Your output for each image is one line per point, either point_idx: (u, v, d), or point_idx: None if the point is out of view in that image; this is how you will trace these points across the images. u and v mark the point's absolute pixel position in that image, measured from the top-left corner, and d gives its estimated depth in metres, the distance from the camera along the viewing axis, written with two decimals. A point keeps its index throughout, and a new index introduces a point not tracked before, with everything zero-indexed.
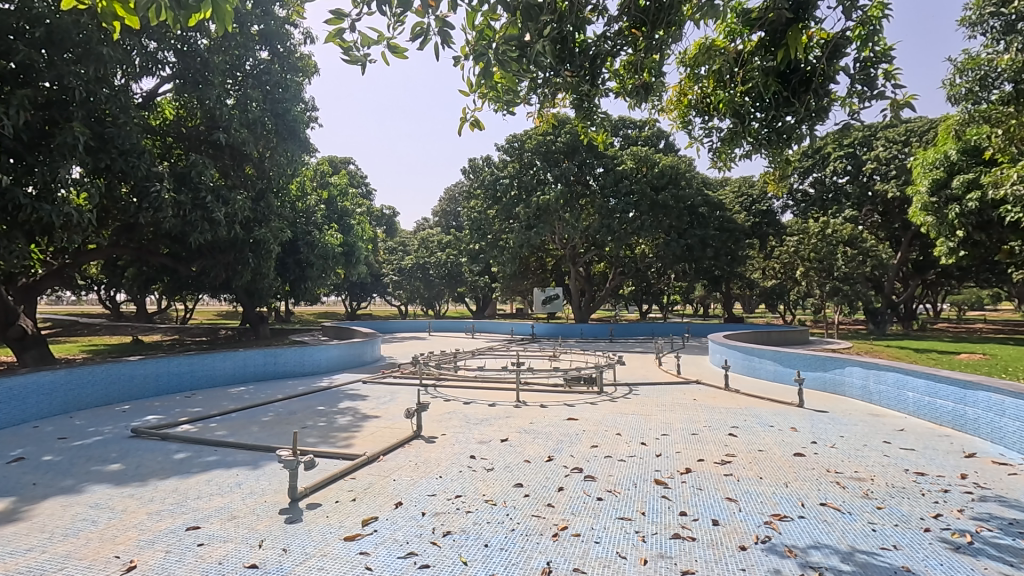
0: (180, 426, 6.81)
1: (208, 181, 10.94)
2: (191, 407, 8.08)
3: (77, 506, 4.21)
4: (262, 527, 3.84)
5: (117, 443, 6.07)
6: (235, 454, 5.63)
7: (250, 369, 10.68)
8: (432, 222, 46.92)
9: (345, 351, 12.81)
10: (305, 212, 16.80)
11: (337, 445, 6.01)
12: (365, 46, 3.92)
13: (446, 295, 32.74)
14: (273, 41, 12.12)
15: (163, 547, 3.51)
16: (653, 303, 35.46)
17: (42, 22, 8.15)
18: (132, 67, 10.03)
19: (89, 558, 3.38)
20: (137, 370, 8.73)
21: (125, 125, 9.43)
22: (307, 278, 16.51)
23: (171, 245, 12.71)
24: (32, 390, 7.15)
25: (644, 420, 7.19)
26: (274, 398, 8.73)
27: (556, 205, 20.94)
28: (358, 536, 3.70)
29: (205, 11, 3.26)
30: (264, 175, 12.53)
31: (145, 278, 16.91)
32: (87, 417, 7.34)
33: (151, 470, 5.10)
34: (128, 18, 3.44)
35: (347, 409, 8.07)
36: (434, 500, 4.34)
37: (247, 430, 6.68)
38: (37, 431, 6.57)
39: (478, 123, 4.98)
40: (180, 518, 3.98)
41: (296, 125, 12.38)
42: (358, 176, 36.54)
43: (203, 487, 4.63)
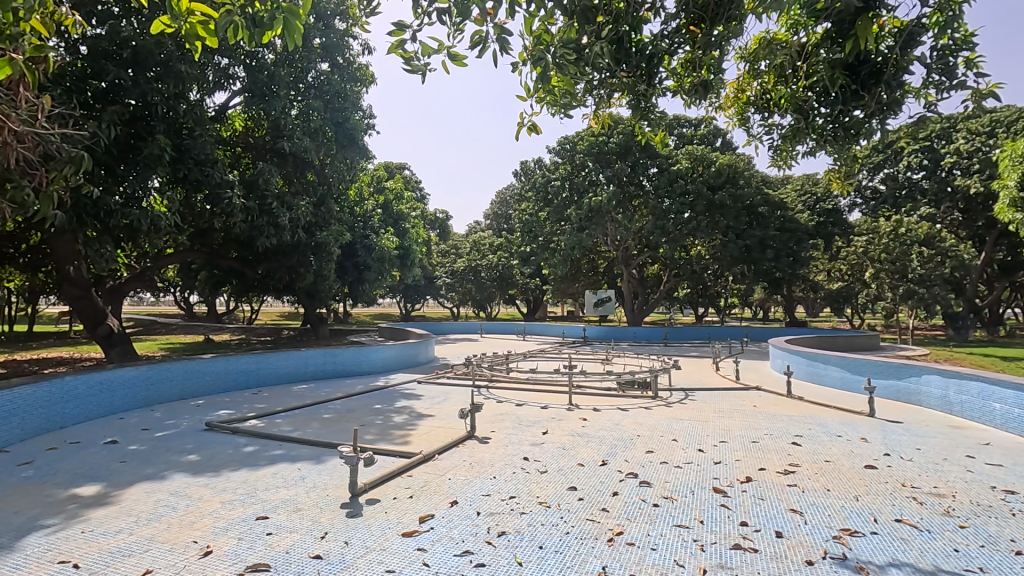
0: (249, 421, 7.20)
1: (274, 188, 11.53)
2: (258, 403, 8.52)
3: (159, 493, 4.53)
4: (325, 520, 4.00)
5: (191, 435, 6.47)
6: (299, 449, 5.89)
7: (311, 367, 11.14)
8: (484, 224, 47.47)
9: (400, 352, 13.15)
10: (362, 216, 17.36)
11: (394, 443, 6.17)
12: (425, 55, 4.02)
13: (498, 297, 32.95)
14: (334, 53, 12.66)
15: (235, 535, 3.72)
16: (709, 306, 34.45)
17: (128, 44, 8.75)
18: (206, 83, 10.72)
19: (170, 541, 3.62)
20: (209, 368, 9.28)
21: (200, 137, 10.09)
22: (365, 281, 17.01)
23: (239, 249, 13.38)
24: (118, 384, 7.74)
25: (700, 426, 7.01)
26: (334, 396, 9.08)
27: (608, 206, 20.73)
28: (415, 532, 3.79)
29: (277, 28, 3.37)
30: (324, 181, 13.16)
31: (216, 281, 18.02)
32: (166, 410, 7.89)
33: (224, 461, 5.42)
34: (207, 38, 3.61)
35: (403, 408, 8.29)
36: (489, 500, 4.39)
37: (309, 426, 6.99)
38: (123, 422, 7.12)
39: (535, 127, 4.99)
40: (249, 508, 4.20)
41: (354, 132, 12.85)
42: (413, 180, 37.42)
43: (270, 479, 4.88)
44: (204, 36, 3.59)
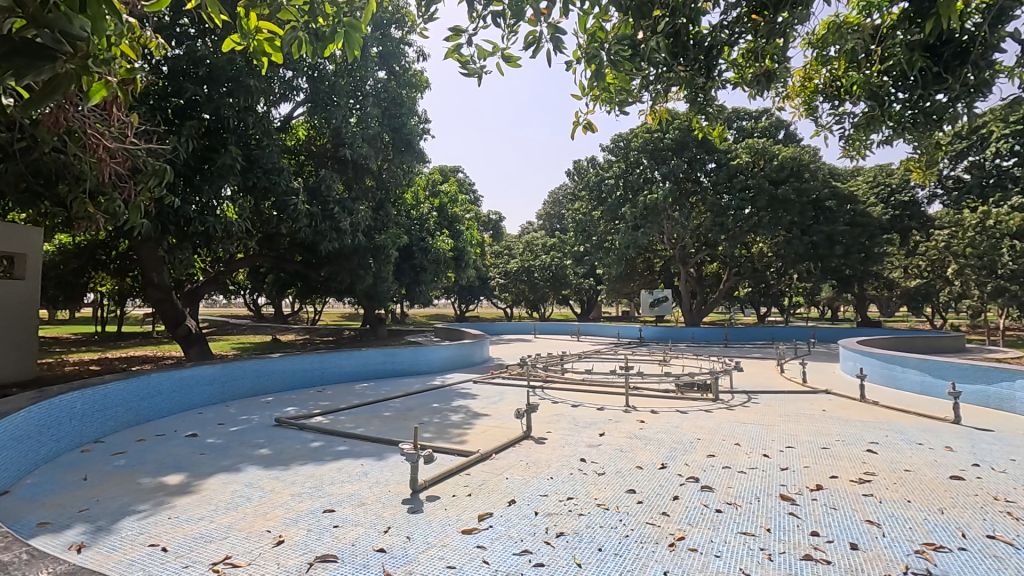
0: (315, 417, 7.52)
1: (335, 194, 12.00)
2: (322, 401, 8.88)
3: (235, 484, 4.81)
4: (388, 514, 4.13)
5: (263, 430, 6.83)
6: (362, 446, 6.10)
7: (371, 367, 11.50)
8: (536, 225, 47.52)
9: (455, 352, 13.38)
10: (419, 219, 17.77)
11: (452, 442, 6.27)
12: (481, 59, 4.08)
13: (551, 297, 32.87)
14: (390, 61, 12.98)
15: (304, 526, 3.89)
16: (772, 306, 33.04)
17: (203, 63, 9.34)
18: (272, 95, 11.25)
19: (246, 529, 3.83)
20: (277, 366, 9.76)
21: (267, 147, 10.62)
22: (421, 282, 17.40)
23: (304, 253, 13.96)
24: (196, 381, 8.26)
25: (765, 430, 6.74)
26: (394, 394, 9.34)
27: (664, 204, 20.26)
28: (475, 529, 3.84)
29: (337, 41, 3.50)
30: (382, 185, 13.64)
31: (282, 283, 18.93)
32: (240, 406, 8.37)
33: (292, 456, 5.69)
34: (274, 55, 3.80)
35: (460, 407, 8.43)
36: (546, 500, 4.40)
37: (371, 423, 7.23)
38: (201, 417, 7.60)
39: (590, 125, 4.96)
40: (317, 501, 4.39)
41: (411, 138, 13.19)
42: (467, 182, 37.94)
43: (336, 474, 5.08)
44: (272, 54, 3.78)
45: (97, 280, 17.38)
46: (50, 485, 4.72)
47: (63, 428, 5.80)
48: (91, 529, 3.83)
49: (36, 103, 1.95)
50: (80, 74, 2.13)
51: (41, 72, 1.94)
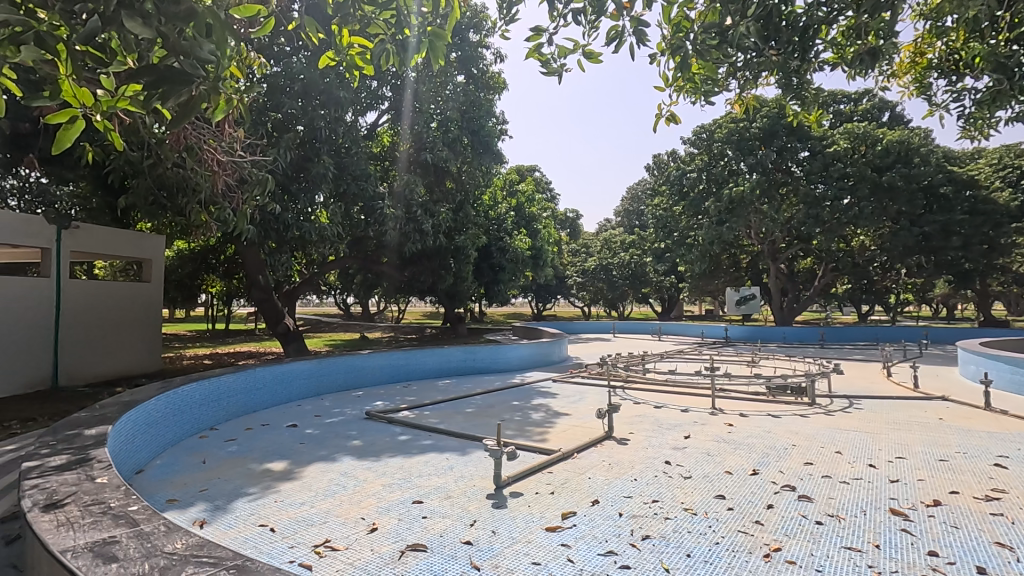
0: (402, 412, 7.85)
1: (418, 197, 12.48)
2: (408, 396, 9.24)
3: (332, 472, 5.13)
4: (473, 508, 4.23)
5: (355, 423, 7.23)
6: (447, 440, 6.30)
7: (453, 364, 11.83)
8: (615, 222, 46.73)
9: (534, 350, 13.48)
10: (497, 219, 18.03)
11: (533, 440, 6.32)
12: (561, 57, 4.07)
13: (630, 296, 32.16)
14: (469, 65, 13.24)
15: (395, 515, 4.07)
16: (876, 304, 30.38)
17: (299, 78, 10.03)
18: (360, 104, 11.84)
19: (343, 515, 4.08)
20: (367, 363, 10.29)
21: (356, 154, 11.20)
22: (500, 281, 17.64)
23: (389, 255, 14.55)
24: (295, 375, 8.88)
25: (869, 438, 6.22)
26: (475, 391, 9.55)
27: (751, 196, 19.24)
28: (559, 527, 3.85)
29: (423, 50, 3.63)
30: (462, 187, 14.00)
31: (369, 284, 19.91)
32: (333, 399, 8.90)
33: (382, 448, 5.98)
34: (366, 67, 4.04)
35: (540, 405, 8.48)
36: (630, 502, 4.32)
37: (454, 419, 7.45)
38: (300, 409, 8.17)
39: (673, 117, 4.80)
40: (407, 492, 4.58)
41: (489, 139, 13.51)
42: (544, 182, 38.02)
43: (423, 467, 5.28)
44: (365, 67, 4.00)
45: (210, 282, 19.12)
46: (176, 466, 5.27)
47: (186, 415, 6.45)
48: (211, 507, 4.23)
49: (176, 117, 2.36)
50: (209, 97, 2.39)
51: (179, 94, 2.34)
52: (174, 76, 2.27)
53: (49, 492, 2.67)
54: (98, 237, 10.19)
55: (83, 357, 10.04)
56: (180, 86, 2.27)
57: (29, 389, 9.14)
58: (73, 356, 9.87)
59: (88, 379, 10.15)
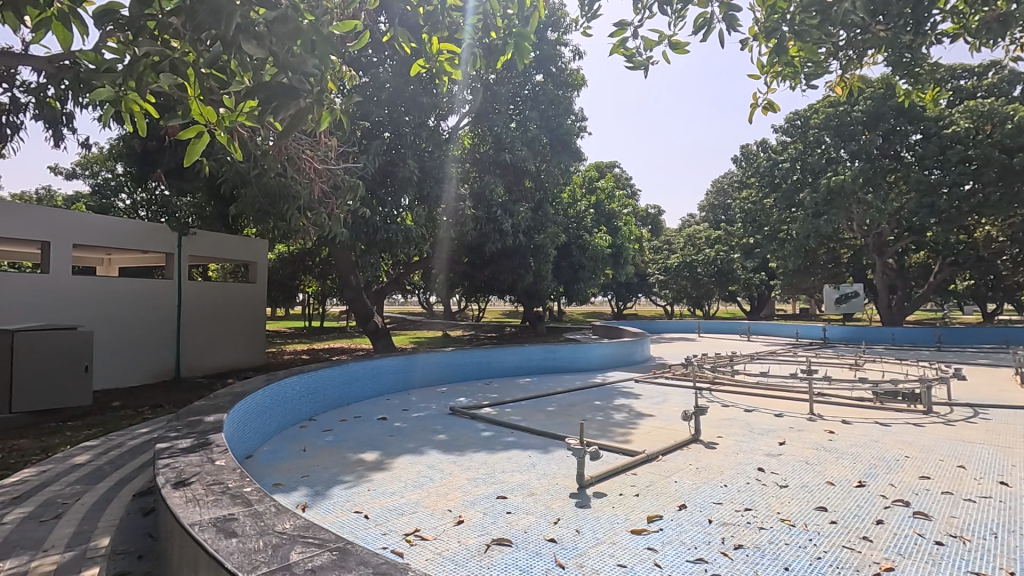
0: (484, 408, 8.01)
1: (498, 197, 12.68)
2: (490, 393, 9.41)
3: (420, 464, 5.33)
4: (556, 506, 4.23)
5: (440, 418, 7.47)
6: (528, 438, 6.35)
7: (533, 362, 11.88)
8: (698, 218, 44.96)
9: (615, 350, 13.25)
10: (576, 218, 17.92)
11: (616, 440, 6.20)
12: (647, 49, 3.97)
13: (716, 294, 30.79)
14: (547, 64, 13.27)
15: (480, 509, 4.16)
16: (1006, 302, 27.04)
17: (385, 88, 10.53)
18: (442, 108, 12.18)
19: (431, 506, 4.22)
20: (450, 360, 10.56)
21: (439, 157, 11.55)
22: (579, 280, 17.52)
23: (470, 255, 14.82)
24: (384, 371, 9.30)
25: (999, 453, 5.54)
26: (556, 390, 9.55)
27: (853, 184, 17.63)
28: (644, 530, 3.76)
29: (509, 51, 3.68)
30: (541, 186, 14.07)
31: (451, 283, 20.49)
32: (419, 395, 9.25)
33: (467, 443, 6.13)
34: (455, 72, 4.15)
35: (621, 406, 8.33)
36: (720, 509, 4.14)
37: (535, 417, 7.49)
38: (388, 403, 8.55)
39: (770, 106, 4.56)
40: (491, 487, 4.67)
41: (568, 137, 13.59)
42: (624, 178, 37.27)
43: (506, 463, 5.35)
44: (452, 72, 4.12)
45: (307, 282, 20.51)
46: (280, 453, 5.69)
47: (288, 406, 6.95)
48: (311, 492, 4.54)
49: (287, 129, 2.52)
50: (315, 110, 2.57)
51: (289, 107, 2.49)
52: (285, 91, 2.42)
53: (177, 471, 2.97)
54: (212, 241, 11.25)
55: (200, 351, 11.12)
56: (291, 100, 2.41)
57: (156, 379, 10.25)
58: (193, 350, 10.95)
59: (205, 371, 11.22)
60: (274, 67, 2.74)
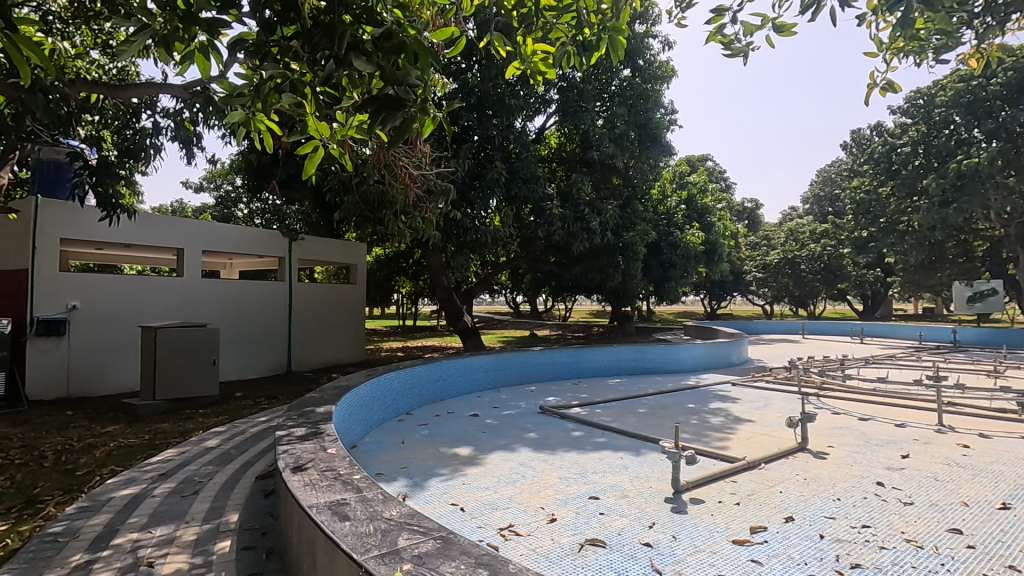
0: (574, 408, 7.98)
1: (585, 196, 12.58)
2: (579, 393, 9.36)
3: (512, 461, 5.41)
4: (651, 510, 4.13)
5: (530, 416, 7.55)
6: (620, 439, 6.25)
7: (623, 363, 11.66)
8: (801, 210, 41.88)
9: (710, 351, 12.68)
10: (666, 214, 17.35)
11: (714, 446, 5.93)
12: (747, 35, 3.76)
13: (823, 292, 28.50)
14: (635, 57, 13.00)
15: (573, 508, 4.15)
16: None
17: (473, 92, 10.82)
18: (528, 109, 12.29)
19: (524, 503, 4.28)
20: (539, 359, 10.63)
21: (526, 158, 11.66)
22: (671, 278, 16.94)
23: (557, 254, 14.81)
24: (476, 368, 9.55)
25: None
26: (647, 391, 9.30)
27: (989, 168, 15.62)
28: (747, 541, 3.57)
29: (601, 47, 3.66)
30: (629, 183, 13.78)
31: (538, 283, 20.60)
32: (509, 393, 9.39)
33: (557, 442, 6.14)
34: (547, 72, 4.17)
35: (718, 410, 7.95)
36: (833, 524, 3.83)
37: (627, 418, 7.34)
38: (479, 400, 8.76)
39: (891, 86, 4.15)
40: (582, 486, 4.64)
41: (657, 131, 13.15)
42: (717, 171, 35.56)
43: (597, 463, 5.30)
44: (544, 71, 4.15)
45: (401, 283, 21.51)
46: (382, 444, 6.01)
47: (388, 400, 7.33)
48: (411, 483, 4.77)
49: (393, 139, 2.66)
50: (416, 117, 2.72)
51: (395, 118, 2.62)
52: (391, 103, 2.55)
53: (296, 457, 3.24)
54: (318, 245, 12.14)
55: (308, 347, 12.01)
56: (396, 111, 2.55)
57: (272, 372, 11.22)
58: (302, 346, 11.86)
59: (313, 366, 12.12)
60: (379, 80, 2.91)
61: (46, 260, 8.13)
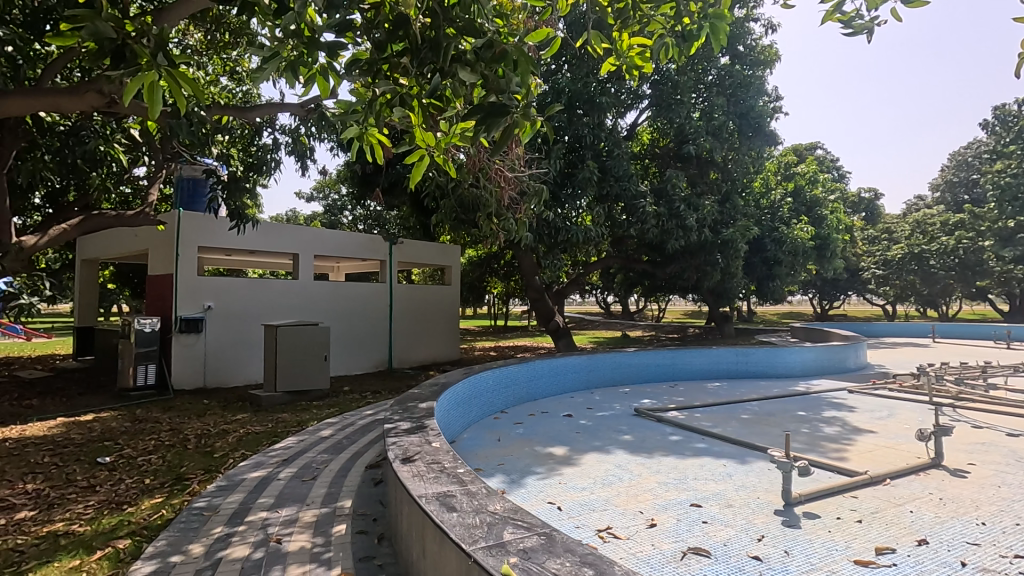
0: (671, 411, 7.72)
1: (681, 191, 12.15)
2: (676, 396, 9.03)
3: (608, 463, 5.35)
4: (760, 522, 3.90)
5: (625, 418, 7.41)
6: (722, 446, 5.96)
7: (723, 366, 11.10)
8: (930, 199, 37.54)
9: (821, 355, 11.74)
10: (770, 208, 16.29)
11: (829, 457, 5.48)
12: (871, 10, 3.44)
13: (957, 291, 25.34)
14: (735, 43, 12.41)
15: (674, 514, 4.02)
16: None
17: (565, 92, 10.84)
18: (620, 106, 12.08)
19: (622, 506, 4.21)
20: (633, 360, 10.40)
21: (618, 156, 11.48)
22: (776, 277, 15.87)
23: (650, 252, 14.41)
24: (568, 369, 9.53)
25: None
26: (750, 396, 8.79)
27: None
28: (872, 563, 3.27)
29: (703, 36, 3.58)
30: (729, 177, 13.11)
31: (630, 282, 20.15)
32: (602, 394, 9.28)
33: (654, 446, 5.98)
34: (644, 66, 4.09)
35: (833, 418, 7.33)
36: (978, 551, 3.40)
37: (729, 424, 6.99)
38: (572, 400, 8.74)
39: None
40: (683, 493, 4.48)
41: (761, 120, 12.52)
42: (828, 160, 32.82)
43: (698, 470, 5.10)
44: (641, 66, 4.08)
45: (493, 284, 21.95)
46: (479, 440, 6.19)
47: (484, 397, 7.53)
48: (508, 479, 4.86)
49: (497, 145, 2.74)
50: (520, 123, 2.80)
51: (498, 124, 2.69)
52: (495, 110, 2.63)
53: (403, 449, 3.42)
54: (416, 248, 12.73)
55: (408, 346, 12.62)
56: (499, 117, 2.62)
57: (375, 369, 11.91)
58: (403, 344, 12.47)
59: (412, 363, 12.71)
60: (480, 87, 3.00)
61: (187, 266, 9.22)
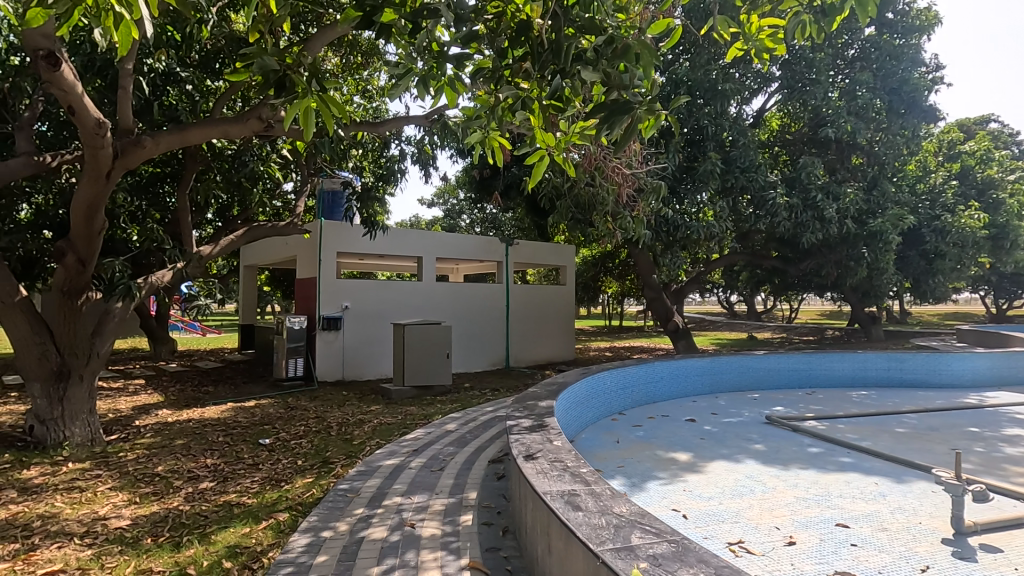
0: (809, 421, 7.06)
1: (818, 179, 11.07)
2: (814, 404, 8.24)
3: (737, 473, 5.02)
4: (923, 550, 3.43)
5: (755, 426, 6.91)
6: (873, 462, 5.33)
7: (870, 372, 9.93)
8: None
9: (999, 363, 10.04)
10: (930, 193, 14.27)
11: (1013, 483, 4.67)
12: None
13: None
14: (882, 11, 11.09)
15: (816, 534, 3.68)
16: None
17: (684, 82, 10.39)
18: (745, 91, 11.31)
19: (755, 520, 3.93)
20: (762, 364, 9.67)
21: (744, 145, 10.77)
22: (937, 272, 13.85)
23: (781, 247, 13.30)
24: (690, 371, 9.11)
25: None
26: (907, 408, 7.76)
27: None
28: None
29: (848, 7, 3.25)
30: (876, 160, 11.70)
31: (757, 280, 18.75)
32: (728, 399, 8.73)
33: (790, 457, 5.50)
34: (777, 47, 3.78)
35: (1017, 437, 6.24)
36: None
37: (880, 438, 6.23)
38: (695, 404, 8.33)
39: None
40: (827, 511, 4.08)
41: (917, 94, 11.00)
42: (1006, 134, 28.00)
43: (844, 487, 4.61)
44: (775, 47, 3.79)
45: (608, 283, 21.61)
46: (597, 441, 6.13)
47: (601, 398, 7.44)
48: (629, 482, 4.76)
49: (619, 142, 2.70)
50: (643, 118, 2.74)
51: (620, 122, 2.66)
52: (617, 107, 2.61)
53: (526, 446, 3.49)
54: (531, 249, 12.93)
55: (524, 345, 12.86)
56: (621, 114, 2.59)
57: (493, 367, 12.28)
58: (519, 343, 12.73)
59: (528, 362, 12.92)
60: (599, 85, 2.99)
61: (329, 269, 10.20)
